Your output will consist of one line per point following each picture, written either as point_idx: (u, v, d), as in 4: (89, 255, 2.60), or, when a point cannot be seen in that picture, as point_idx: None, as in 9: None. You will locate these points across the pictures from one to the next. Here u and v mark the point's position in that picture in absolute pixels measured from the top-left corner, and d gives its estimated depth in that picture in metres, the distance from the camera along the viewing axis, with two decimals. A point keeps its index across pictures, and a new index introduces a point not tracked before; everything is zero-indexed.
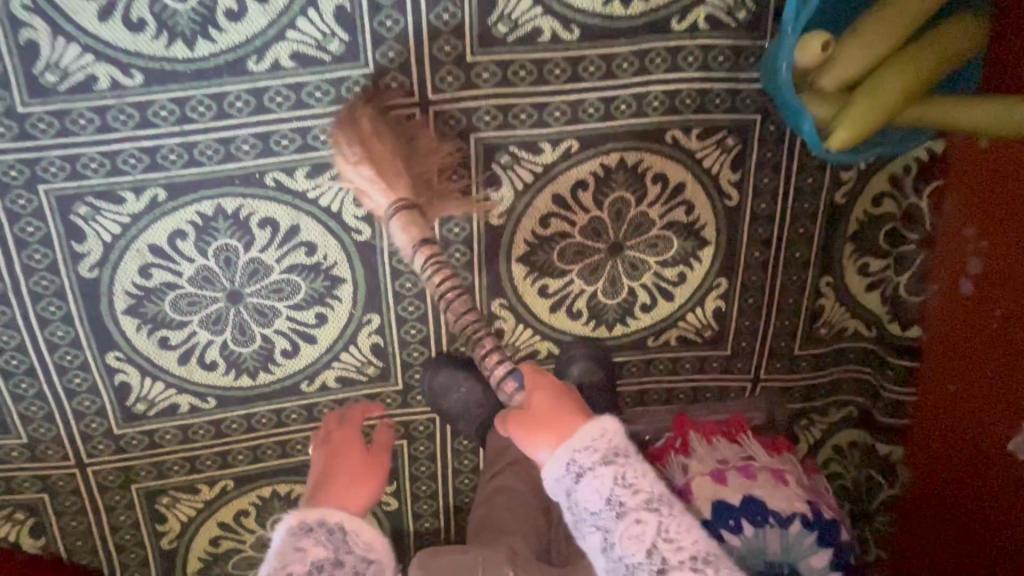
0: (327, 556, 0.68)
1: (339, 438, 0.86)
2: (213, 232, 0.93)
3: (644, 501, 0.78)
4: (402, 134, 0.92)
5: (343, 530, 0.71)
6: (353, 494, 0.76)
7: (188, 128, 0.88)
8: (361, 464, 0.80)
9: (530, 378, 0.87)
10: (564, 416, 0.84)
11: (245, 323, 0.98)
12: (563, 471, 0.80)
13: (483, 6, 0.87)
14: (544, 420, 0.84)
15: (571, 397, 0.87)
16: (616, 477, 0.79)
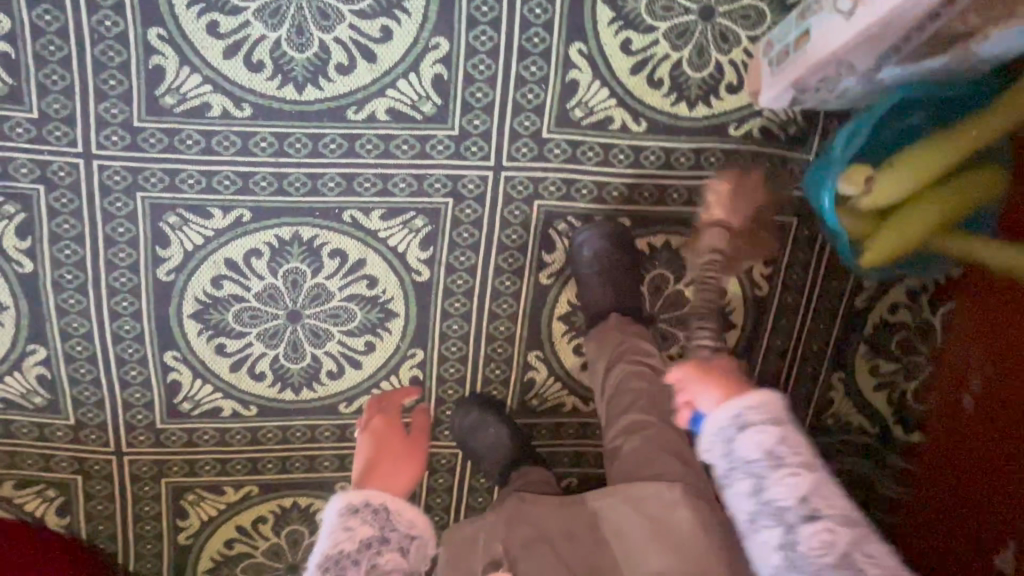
0: (373, 533, 0.75)
1: (380, 423, 0.94)
2: (285, 255, 1.01)
3: (805, 462, 0.66)
4: (474, 192, 1.00)
5: (387, 510, 0.77)
6: (393, 477, 0.83)
7: (283, 161, 0.96)
8: (402, 450, 0.89)
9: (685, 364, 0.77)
10: (735, 381, 0.74)
11: (299, 341, 1.05)
12: (728, 429, 0.69)
13: (565, 91, 0.96)
14: (719, 378, 0.74)
15: (721, 370, 0.76)
16: (782, 437, 0.67)
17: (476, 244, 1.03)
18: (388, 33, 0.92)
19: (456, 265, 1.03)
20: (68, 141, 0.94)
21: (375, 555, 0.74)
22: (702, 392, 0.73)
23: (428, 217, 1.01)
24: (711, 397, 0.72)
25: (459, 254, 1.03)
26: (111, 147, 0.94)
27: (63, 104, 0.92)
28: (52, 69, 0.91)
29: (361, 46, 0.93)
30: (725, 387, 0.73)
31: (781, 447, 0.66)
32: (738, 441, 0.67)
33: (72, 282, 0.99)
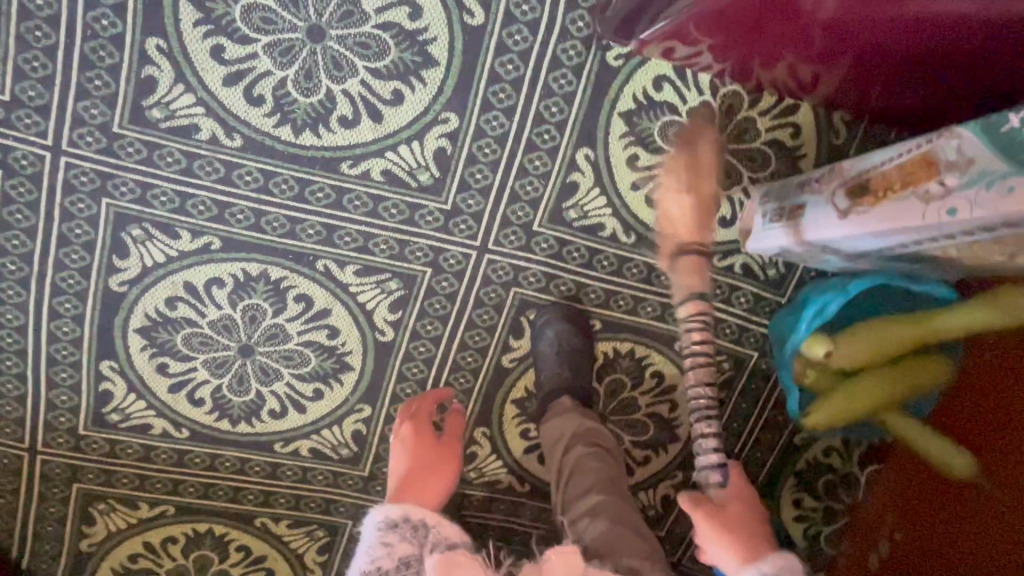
0: (412, 552, 0.72)
1: (412, 430, 0.91)
2: (248, 290, 0.98)
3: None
4: (454, 267, 0.99)
5: (426, 526, 0.74)
6: (429, 492, 0.81)
7: (264, 198, 0.93)
8: (435, 459, 0.87)
9: (737, 485, 0.82)
10: (751, 534, 0.78)
11: (246, 376, 1.02)
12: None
13: (564, 191, 0.96)
14: (741, 530, 0.78)
15: (756, 522, 0.80)
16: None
17: (445, 317, 1.02)
18: (399, 97, 0.90)
19: (422, 332, 1.02)
20: (37, 132, 0.88)
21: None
22: (731, 542, 0.76)
23: (403, 282, 0.99)
24: (722, 554, 0.77)
25: (427, 323, 1.02)
26: (83, 147, 0.89)
27: (40, 93, 0.86)
28: (35, 55, 0.85)
29: (369, 103, 0.90)
30: (743, 543, 0.76)
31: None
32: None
33: (14, 273, 0.94)
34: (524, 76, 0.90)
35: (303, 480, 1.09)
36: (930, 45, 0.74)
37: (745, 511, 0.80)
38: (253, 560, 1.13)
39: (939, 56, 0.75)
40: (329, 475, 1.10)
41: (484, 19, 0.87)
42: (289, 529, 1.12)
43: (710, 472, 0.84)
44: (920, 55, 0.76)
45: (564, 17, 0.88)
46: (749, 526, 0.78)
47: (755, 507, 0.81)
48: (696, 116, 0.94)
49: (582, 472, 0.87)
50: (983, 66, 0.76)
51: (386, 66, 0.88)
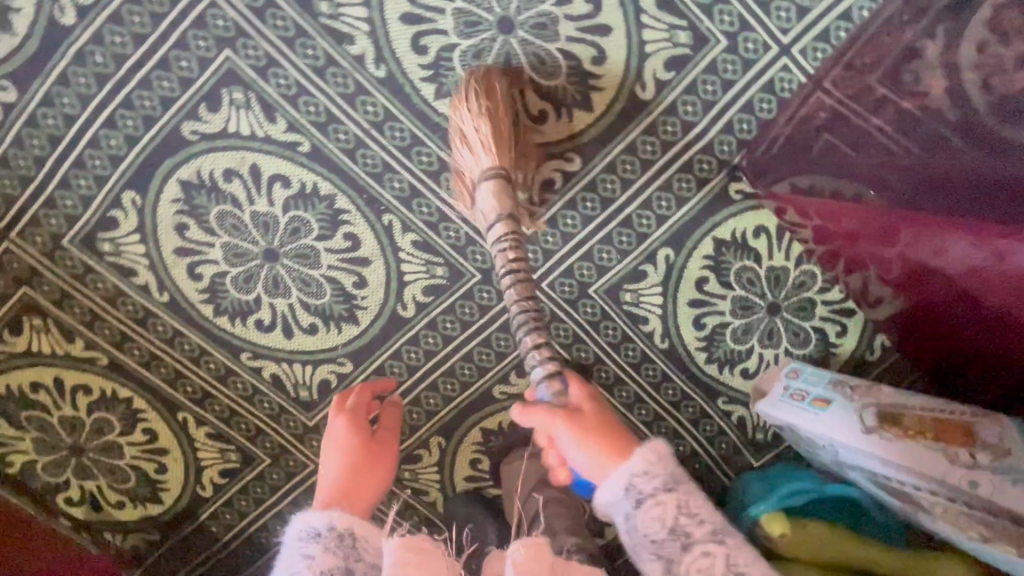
0: (335, 563, 0.71)
1: (348, 421, 0.90)
2: (306, 203, 0.96)
3: (712, 531, 0.66)
4: (500, 286, 1.00)
5: (352, 536, 0.74)
6: (362, 495, 0.82)
7: (373, 134, 0.93)
8: (369, 455, 0.86)
9: (578, 388, 0.78)
10: (616, 431, 0.73)
11: (257, 278, 0.99)
12: (620, 497, 0.68)
13: (632, 275, 1.00)
14: (594, 427, 0.73)
15: (608, 416, 0.75)
16: (678, 505, 0.67)
17: (467, 323, 1.02)
18: (542, 119, 0.92)
19: (438, 326, 1.02)
20: None
21: None
22: (594, 442, 0.72)
23: (449, 273, 0.99)
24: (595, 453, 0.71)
25: (448, 320, 1.02)
26: None
27: None
28: None
29: (513, 108, 0.92)
30: (608, 445, 0.71)
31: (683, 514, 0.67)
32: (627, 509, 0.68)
33: (97, 66, 0.89)
34: (655, 161, 0.94)
35: (248, 398, 1.05)
36: (958, 326, 0.81)
37: (595, 412, 0.75)
38: (152, 447, 1.07)
39: (963, 340, 0.82)
40: (275, 407, 1.06)
41: (651, 97, 0.91)
42: (207, 436, 1.07)
43: (543, 387, 0.79)
44: (952, 330, 0.82)
45: (716, 134, 0.93)
46: (605, 426, 0.73)
47: (603, 410, 0.76)
48: (772, 274, 1.00)
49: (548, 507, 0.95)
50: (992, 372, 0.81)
51: (547, 86, 0.91)
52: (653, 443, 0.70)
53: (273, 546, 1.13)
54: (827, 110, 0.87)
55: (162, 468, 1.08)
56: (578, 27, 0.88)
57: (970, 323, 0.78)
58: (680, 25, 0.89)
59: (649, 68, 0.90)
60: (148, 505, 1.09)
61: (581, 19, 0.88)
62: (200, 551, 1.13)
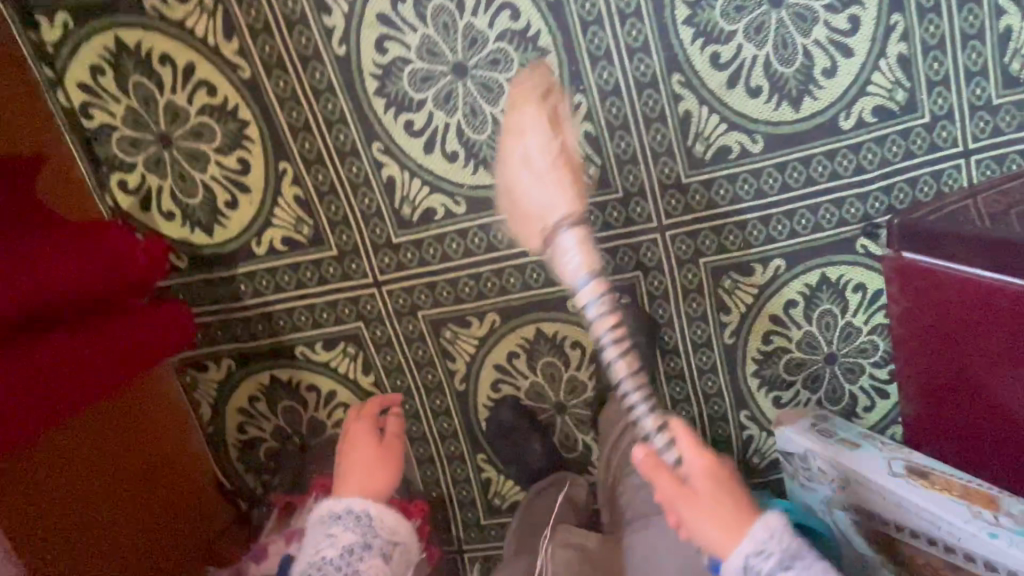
0: (353, 539, 0.71)
1: (358, 427, 0.82)
2: (519, 44, 0.97)
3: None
4: (631, 214, 1.05)
5: (367, 515, 0.72)
6: (371, 484, 0.76)
7: (613, 19, 0.96)
8: (370, 455, 0.78)
9: (693, 455, 0.68)
10: (737, 506, 0.67)
11: (433, 84, 0.99)
12: None
13: (740, 266, 1.07)
14: (717, 505, 0.66)
15: (729, 484, 0.68)
16: None
17: (585, 229, 1.06)
18: (755, 93, 0.98)
19: None
20: None
21: (357, 561, 0.69)
22: (709, 526, 0.66)
23: (597, 177, 1.03)
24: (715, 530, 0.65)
25: None
26: None
27: None
28: None
29: (739, 71, 0.98)
30: (723, 522, 0.65)
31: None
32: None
33: None
34: (817, 183, 1.03)
35: (354, 186, 1.04)
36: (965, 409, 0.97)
37: (711, 484, 0.67)
38: (236, 179, 1.03)
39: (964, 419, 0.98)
40: (372, 207, 1.05)
41: (847, 129, 1.00)
42: (293, 198, 1.04)
43: (665, 448, 0.69)
44: (955, 410, 0.99)
45: (877, 189, 1.02)
46: (725, 503, 0.66)
47: (727, 484, 0.68)
48: (846, 329, 1.10)
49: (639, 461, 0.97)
50: (988, 448, 0.97)
51: (777, 69, 0.97)
52: (768, 519, 0.65)
53: (287, 332, 1.11)
54: (957, 211, 0.94)
55: (231, 204, 1.04)
56: (829, 37, 0.96)
57: (979, 400, 0.94)
58: (904, 85, 0.98)
59: (860, 104, 0.99)
60: (197, 230, 1.05)
61: (836, 31, 0.96)
62: (216, 300, 1.09)
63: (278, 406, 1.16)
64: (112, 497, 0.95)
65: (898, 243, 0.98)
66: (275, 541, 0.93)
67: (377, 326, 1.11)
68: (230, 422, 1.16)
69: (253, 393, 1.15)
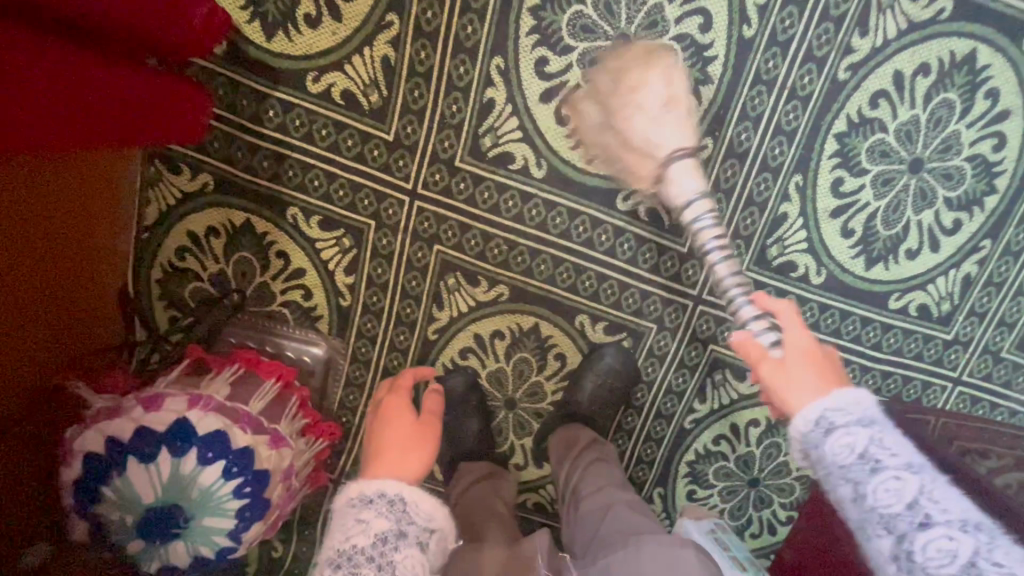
0: (387, 526, 0.61)
1: (392, 403, 0.75)
2: (691, 57, 0.90)
3: (907, 462, 0.56)
4: (681, 272, 1.03)
5: (402, 501, 0.62)
6: (406, 465, 0.66)
7: (783, 93, 0.92)
8: (408, 431, 0.70)
9: (783, 309, 0.73)
10: (829, 372, 0.66)
11: (590, 40, 0.89)
12: (807, 429, 0.61)
13: (737, 370, 1.09)
14: (818, 365, 0.66)
15: (826, 356, 0.69)
16: (873, 436, 0.58)
17: (635, 261, 1.02)
18: (846, 234, 1.00)
19: (619, 238, 1.01)
20: None
21: (392, 551, 0.59)
22: (813, 374, 0.65)
23: (675, 223, 1.00)
24: (811, 385, 0.64)
25: (629, 244, 1.01)
26: None
27: None
28: None
29: (848, 207, 0.98)
30: (824, 378, 0.65)
31: (878, 447, 0.57)
32: (827, 442, 0.59)
33: None
34: (840, 338, 1.07)
35: (451, 86, 0.91)
36: None
37: (823, 358, 0.68)
38: None
39: None
40: (455, 117, 0.93)
41: (892, 308, 1.05)
42: (380, 57, 0.89)
43: (755, 324, 0.74)
44: None
45: (878, 370, 1.09)
46: (830, 371, 0.66)
47: (803, 330, 0.71)
48: (782, 467, 1.16)
49: (593, 475, 0.94)
50: None
51: (876, 224, 0.99)
52: (856, 388, 0.62)
53: (290, 186, 0.96)
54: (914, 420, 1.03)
55: (312, 21, 0.87)
56: (929, 225, 0.99)
57: None
58: (953, 300, 1.04)
59: (914, 296, 1.04)
60: (255, 23, 0.87)
61: (939, 225, 0.99)
62: (231, 110, 0.92)
63: (233, 253, 1.00)
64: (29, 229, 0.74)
65: None
66: (173, 396, 0.80)
67: (386, 234, 1.00)
68: (171, 242, 0.99)
69: (213, 226, 0.99)
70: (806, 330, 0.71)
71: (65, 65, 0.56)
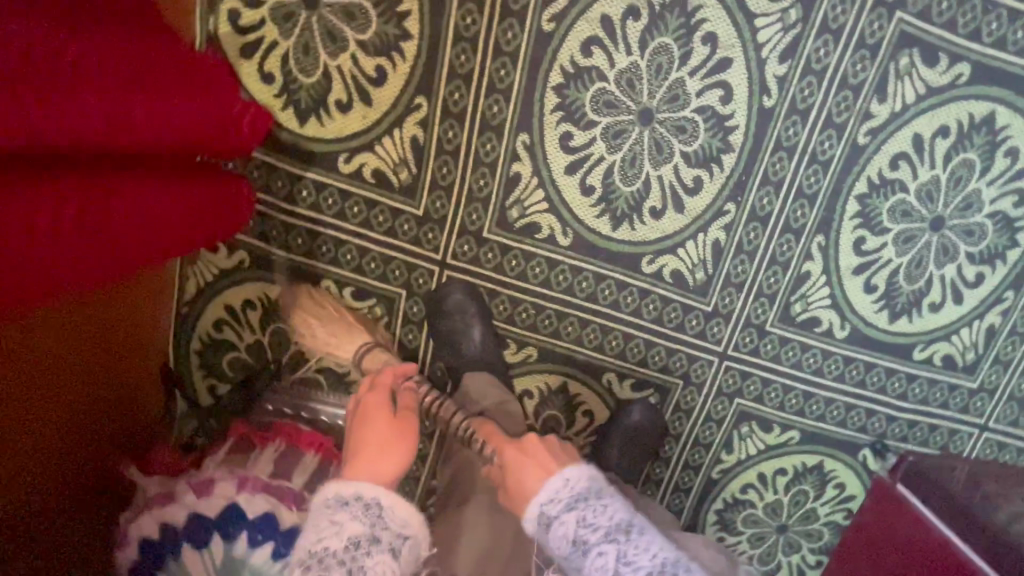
0: (361, 530, 0.66)
1: (370, 404, 0.80)
2: (713, 127, 0.92)
3: (621, 529, 0.73)
4: (706, 330, 1.04)
5: (379, 503, 0.68)
6: (382, 464, 0.72)
7: (804, 158, 0.94)
8: (381, 435, 0.76)
9: (511, 451, 0.83)
10: (546, 463, 0.80)
11: (613, 114, 0.91)
12: (532, 522, 0.76)
13: (763, 422, 1.11)
14: (535, 459, 0.81)
15: (549, 453, 0.82)
16: (582, 518, 0.74)
17: (660, 321, 1.04)
18: (869, 290, 1.01)
19: (644, 299, 1.02)
20: None
21: (364, 556, 0.64)
22: (523, 472, 0.79)
23: (699, 283, 1.01)
24: (533, 480, 0.78)
25: (655, 305, 1.03)
26: None
27: None
28: None
29: (871, 264, 1.00)
30: (543, 467, 0.79)
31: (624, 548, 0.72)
32: (585, 558, 0.72)
33: None
34: (865, 388, 1.08)
35: (477, 162, 0.94)
36: None
37: (533, 446, 0.83)
38: (363, 84, 0.89)
39: None
40: (483, 191, 0.96)
41: (916, 358, 1.06)
42: (409, 138, 0.92)
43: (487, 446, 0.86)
44: None
45: (903, 418, 1.10)
46: (540, 462, 0.80)
47: (522, 451, 0.82)
48: (810, 512, 1.17)
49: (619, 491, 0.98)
50: None
51: (899, 280, 1.00)
52: (578, 469, 0.78)
53: (323, 260, 0.99)
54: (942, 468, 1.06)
55: (343, 106, 0.90)
56: (953, 279, 1.00)
57: None
58: (978, 349, 1.05)
59: (939, 346, 1.05)
60: (289, 109, 0.90)
61: (962, 278, 1.00)
62: (266, 190, 0.95)
63: (269, 324, 1.03)
64: (51, 344, 0.71)
65: (897, 476, 1.09)
66: (223, 481, 0.83)
67: (417, 302, 1.02)
68: (209, 314, 1.02)
69: (250, 298, 1.02)
70: (521, 442, 0.84)
71: (80, 208, 0.51)
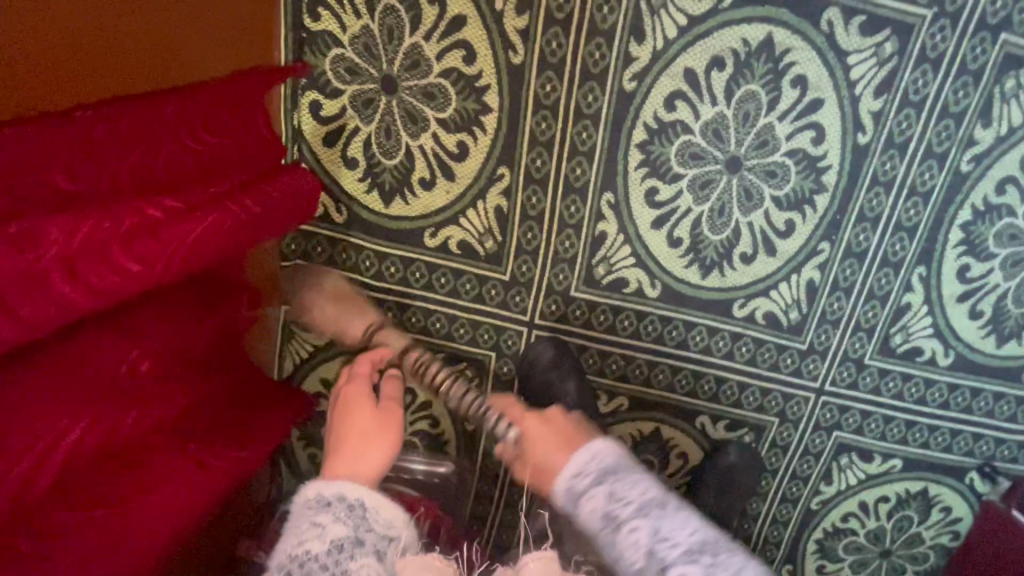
0: (344, 533, 0.56)
1: (350, 393, 0.70)
2: (804, 170, 0.89)
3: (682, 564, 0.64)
4: (803, 367, 1.02)
5: (362, 505, 0.59)
6: (362, 463, 0.63)
7: (902, 191, 0.90)
8: (368, 428, 0.66)
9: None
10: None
11: (700, 165, 0.89)
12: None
13: (863, 453, 1.09)
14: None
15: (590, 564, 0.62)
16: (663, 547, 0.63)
17: (753, 362, 1.02)
18: (974, 316, 0.97)
19: (737, 342, 1.01)
20: None
21: (347, 560, 0.55)
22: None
23: (793, 323, 0.99)
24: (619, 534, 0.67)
25: (748, 347, 1.01)
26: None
27: None
28: None
29: (976, 290, 0.96)
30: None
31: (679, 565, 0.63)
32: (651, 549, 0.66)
33: None
34: (971, 414, 1.04)
35: (563, 224, 0.93)
36: None
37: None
38: (445, 160, 0.90)
39: None
40: (569, 251, 0.95)
41: None
42: (493, 207, 0.92)
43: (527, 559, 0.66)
44: None
45: (1014, 440, 1.05)
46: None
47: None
48: (915, 537, 1.15)
49: None
50: None
51: (1007, 303, 0.96)
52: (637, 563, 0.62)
53: (413, 330, 1.00)
54: None
55: (426, 183, 0.92)
56: None
57: None
58: None
59: None
60: (373, 192, 0.93)
61: None
62: (355, 270, 0.97)
63: None
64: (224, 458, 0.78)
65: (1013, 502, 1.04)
66: None
67: (506, 362, 1.03)
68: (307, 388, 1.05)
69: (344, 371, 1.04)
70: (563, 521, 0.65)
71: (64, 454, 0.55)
